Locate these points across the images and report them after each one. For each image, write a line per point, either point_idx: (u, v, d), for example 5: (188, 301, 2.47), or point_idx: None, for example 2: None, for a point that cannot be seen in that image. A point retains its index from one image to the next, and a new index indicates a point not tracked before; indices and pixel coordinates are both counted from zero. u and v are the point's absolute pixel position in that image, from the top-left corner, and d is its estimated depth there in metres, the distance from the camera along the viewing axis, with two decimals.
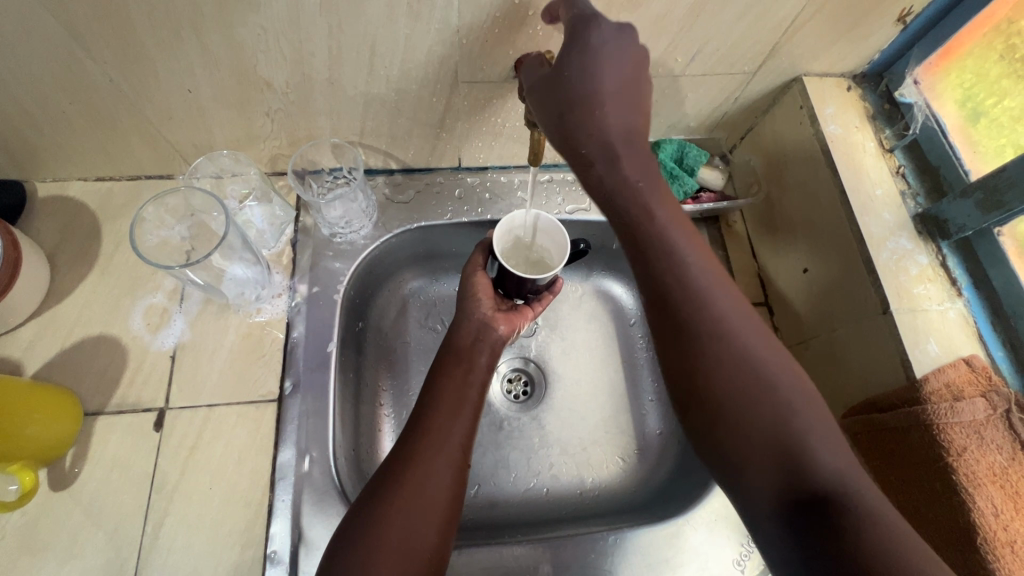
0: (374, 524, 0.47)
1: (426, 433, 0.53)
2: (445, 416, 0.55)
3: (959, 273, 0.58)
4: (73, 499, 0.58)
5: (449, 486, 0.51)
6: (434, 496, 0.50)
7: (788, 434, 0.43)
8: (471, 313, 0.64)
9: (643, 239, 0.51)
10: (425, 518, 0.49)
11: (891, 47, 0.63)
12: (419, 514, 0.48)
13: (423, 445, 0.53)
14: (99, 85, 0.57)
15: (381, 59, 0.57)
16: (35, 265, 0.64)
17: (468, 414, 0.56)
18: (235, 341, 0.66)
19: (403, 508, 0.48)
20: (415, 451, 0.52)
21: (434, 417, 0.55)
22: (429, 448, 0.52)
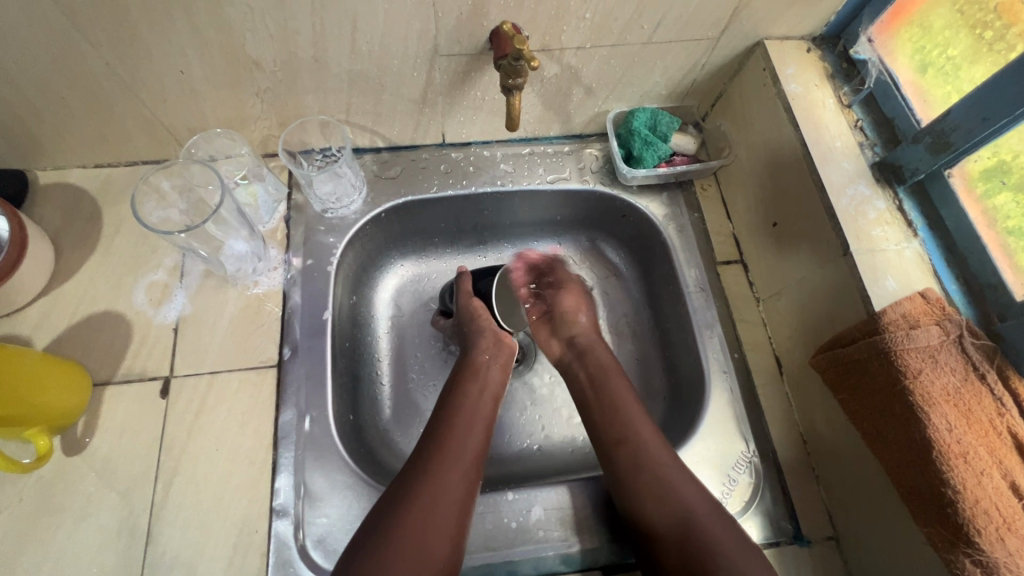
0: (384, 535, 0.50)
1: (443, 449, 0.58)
2: (459, 431, 0.60)
3: (914, 216, 0.61)
4: (86, 464, 0.61)
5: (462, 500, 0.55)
6: (446, 514, 0.53)
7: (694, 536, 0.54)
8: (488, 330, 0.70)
9: (618, 437, 0.62)
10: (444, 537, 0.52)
11: (845, 8, 0.67)
12: (437, 528, 0.52)
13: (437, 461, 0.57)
14: (96, 69, 0.60)
15: (362, 34, 0.60)
16: (40, 245, 0.67)
17: (478, 432, 0.61)
18: (234, 312, 0.69)
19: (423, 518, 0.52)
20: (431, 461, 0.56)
21: (449, 438, 0.59)
22: (441, 464, 0.56)
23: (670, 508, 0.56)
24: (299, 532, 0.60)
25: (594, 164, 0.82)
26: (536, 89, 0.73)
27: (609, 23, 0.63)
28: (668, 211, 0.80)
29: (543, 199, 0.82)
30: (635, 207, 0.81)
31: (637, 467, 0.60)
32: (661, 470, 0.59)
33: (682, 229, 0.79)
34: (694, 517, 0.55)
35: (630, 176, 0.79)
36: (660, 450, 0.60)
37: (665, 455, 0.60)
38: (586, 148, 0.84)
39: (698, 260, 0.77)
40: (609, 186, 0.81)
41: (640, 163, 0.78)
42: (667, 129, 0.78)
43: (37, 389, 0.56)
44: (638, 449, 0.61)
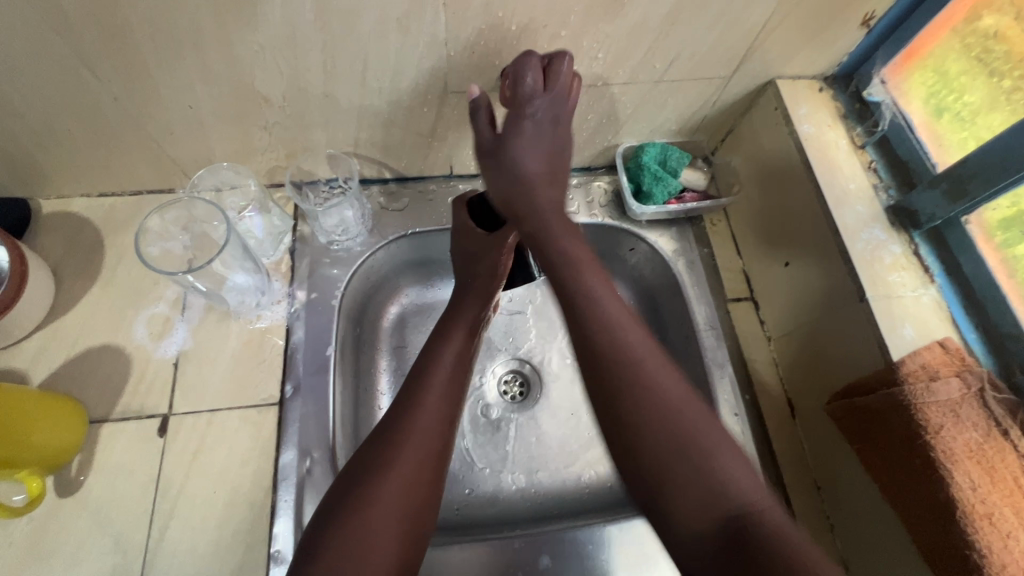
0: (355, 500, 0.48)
1: (410, 417, 0.54)
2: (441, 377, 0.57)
3: (930, 261, 0.61)
4: (80, 507, 0.59)
5: (426, 473, 0.51)
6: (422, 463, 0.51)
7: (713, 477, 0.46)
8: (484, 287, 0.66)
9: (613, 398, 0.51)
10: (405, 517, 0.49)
11: (858, 49, 0.67)
12: (396, 507, 0.48)
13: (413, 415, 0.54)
14: (103, 103, 0.59)
15: (373, 71, 0.60)
16: (41, 278, 0.66)
17: (447, 394, 0.57)
18: (236, 347, 0.68)
19: (387, 492, 0.49)
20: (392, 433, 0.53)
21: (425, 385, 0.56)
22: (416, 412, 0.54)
23: (681, 417, 0.49)
24: None
25: (603, 198, 0.81)
26: None
27: (622, 62, 0.63)
28: (678, 246, 0.79)
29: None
30: (644, 242, 0.80)
31: (625, 364, 0.52)
32: (673, 418, 0.49)
33: (692, 265, 0.78)
34: (707, 439, 0.48)
35: (639, 212, 0.78)
36: (673, 402, 0.50)
37: (675, 397, 0.50)
38: (594, 181, 0.83)
39: (708, 296, 0.76)
40: (618, 221, 0.80)
41: (650, 198, 0.77)
42: (676, 163, 0.77)
43: (29, 432, 0.54)
44: (641, 391, 0.50)
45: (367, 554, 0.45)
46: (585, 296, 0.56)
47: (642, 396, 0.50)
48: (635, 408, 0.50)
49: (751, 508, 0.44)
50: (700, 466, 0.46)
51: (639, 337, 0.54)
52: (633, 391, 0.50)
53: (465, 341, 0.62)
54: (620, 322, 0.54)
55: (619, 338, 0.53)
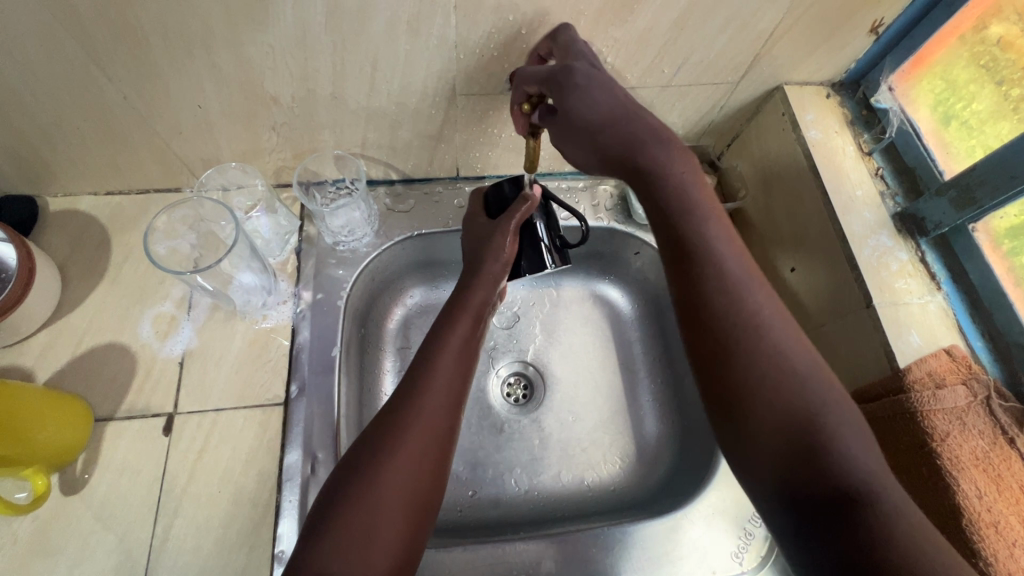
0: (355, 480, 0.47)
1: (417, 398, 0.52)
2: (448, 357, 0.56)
3: (937, 268, 0.61)
4: (84, 505, 0.59)
5: (430, 456, 0.50)
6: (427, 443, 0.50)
7: (821, 443, 0.41)
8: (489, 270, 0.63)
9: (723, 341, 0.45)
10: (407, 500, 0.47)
11: (866, 56, 0.67)
12: (400, 484, 0.47)
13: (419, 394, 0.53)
14: (113, 102, 0.59)
15: (382, 73, 0.60)
16: (48, 275, 0.66)
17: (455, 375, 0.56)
18: (242, 346, 0.68)
19: (395, 474, 0.47)
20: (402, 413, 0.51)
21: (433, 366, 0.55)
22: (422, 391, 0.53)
23: (777, 391, 0.43)
24: None
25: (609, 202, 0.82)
26: None
27: (630, 66, 0.63)
28: None
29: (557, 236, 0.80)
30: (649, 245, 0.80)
31: (732, 322, 0.46)
32: (788, 380, 0.43)
33: None
34: (819, 404, 0.42)
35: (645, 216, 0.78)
36: (793, 360, 0.44)
37: (795, 363, 0.44)
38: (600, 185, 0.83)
39: None
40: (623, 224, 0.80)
41: None
42: None
43: (34, 430, 0.54)
44: (761, 341, 0.45)
45: (371, 537, 0.44)
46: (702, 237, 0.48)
47: (763, 357, 0.44)
48: (750, 364, 0.44)
49: (860, 492, 0.39)
50: (816, 442, 0.41)
51: (750, 277, 0.47)
52: (752, 351, 0.44)
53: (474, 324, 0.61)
54: (729, 258, 0.48)
55: (732, 276, 0.47)
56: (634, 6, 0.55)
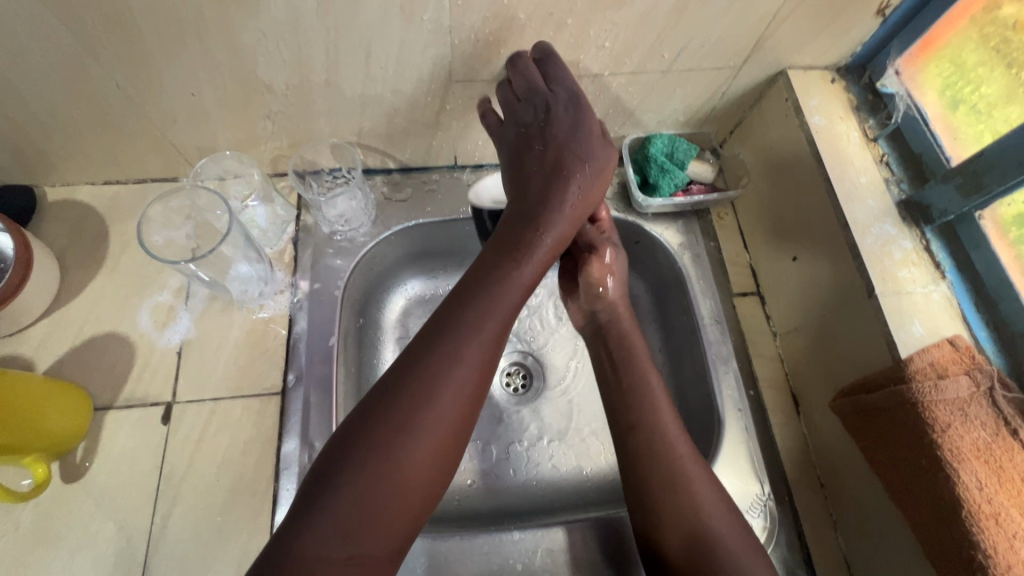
0: (383, 449, 0.45)
1: (444, 376, 0.48)
2: (470, 341, 0.50)
3: (942, 257, 0.59)
4: (85, 492, 0.60)
5: (449, 444, 0.48)
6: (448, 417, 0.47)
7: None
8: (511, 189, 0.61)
9: (646, 486, 0.57)
10: (430, 475, 0.46)
11: (872, 39, 0.65)
12: (420, 469, 0.46)
13: (444, 373, 0.48)
14: (107, 91, 0.59)
15: (376, 60, 0.59)
16: (45, 264, 0.66)
17: (478, 370, 0.50)
18: (240, 336, 0.68)
19: (419, 450, 0.46)
20: (428, 395, 0.47)
21: (455, 348, 0.49)
22: (445, 363, 0.48)
23: (705, 501, 0.55)
24: None
25: (609, 190, 0.81)
26: None
27: (629, 51, 0.62)
28: (684, 239, 0.78)
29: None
30: (650, 234, 0.79)
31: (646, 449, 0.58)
32: (702, 521, 0.54)
33: (698, 259, 0.77)
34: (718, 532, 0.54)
35: (645, 205, 0.76)
36: (692, 481, 0.56)
37: (699, 489, 0.55)
38: None
39: (714, 290, 0.75)
40: (624, 214, 0.79)
41: (656, 191, 0.76)
42: (684, 156, 0.76)
43: (33, 420, 0.55)
44: (672, 469, 0.56)
45: (379, 518, 0.43)
46: (652, 415, 0.60)
47: (703, 527, 0.54)
48: (673, 488, 0.55)
49: None
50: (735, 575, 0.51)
51: (689, 462, 0.57)
52: (657, 457, 0.57)
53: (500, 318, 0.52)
54: (642, 380, 0.63)
55: (663, 437, 0.58)
56: None
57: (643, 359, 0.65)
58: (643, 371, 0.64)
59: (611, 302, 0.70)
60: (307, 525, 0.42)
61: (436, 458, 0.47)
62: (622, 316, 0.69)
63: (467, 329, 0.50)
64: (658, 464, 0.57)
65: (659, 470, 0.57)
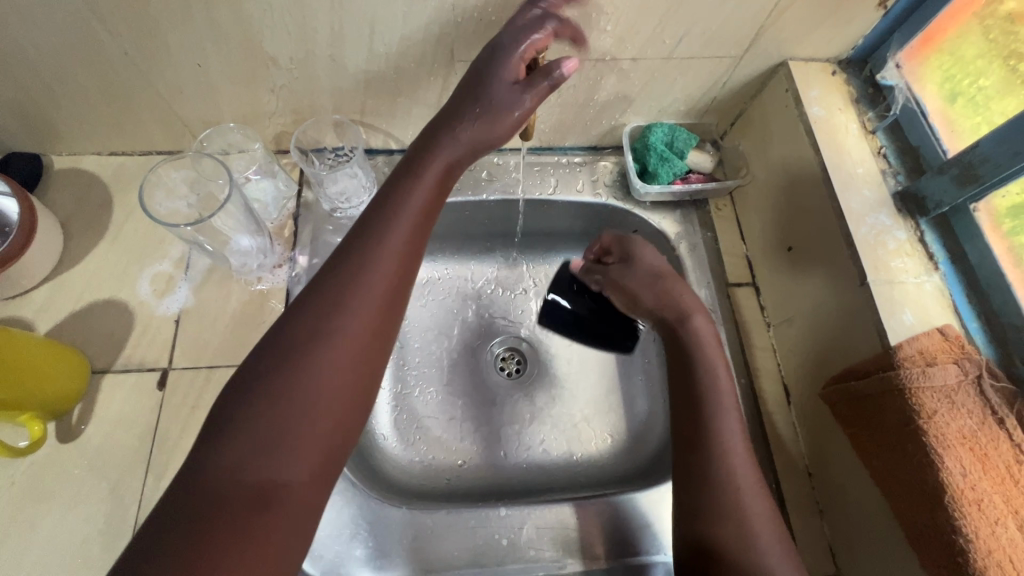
0: (284, 378, 0.42)
1: (344, 303, 0.46)
2: (367, 264, 0.47)
3: (936, 249, 0.60)
4: (79, 452, 0.61)
5: (362, 374, 0.45)
6: (355, 342, 0.45)
7: None
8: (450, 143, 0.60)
9: (700, 504, 0.54)
10: (343, 403, 0.43)
11: (873, 32, 0.66)
12: (328, 396, 0.43)
13: (342, 302, 0.46)
14: (115, 59, 0.60)
15: (380, 36, 0.60)
16: (49, 230, 0.67)
17: (382, 295, 0.47)
18: (237, 307, 0.69)
19: (324, 377, 0.43)
20: (328, 314, 0.45)
21: (354, 271, 0.47)
22: (345, 288, 0.46)
23: (760, 527, 0.52)
24: None
25: (608, 177, 0.81)
26: (553, 99, 0.72)
27: (631, 36, 0.63)
28: (681, 228, 0.79)
29: (514, 214, 0.82)
30: (647, 222, 0.80)
31: (708, 466, 0.55)
32: (752, 549, 0.51)
33: (694, 249, 0.77)
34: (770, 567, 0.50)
35: (643, 193, 0.78)
36: (749, 505, 0.53)
37: (756, 514, 0.53)
38: (600, 161, 0.83)
39: (709, 280, 0.76)
40: (622, 201, 0.80)
41: (654, 179, 0.77)
42: (683, 145, 0.76)
43: (30, 378, 0.56)
44: (732, 492, 0.54)
45: (287, 445, 0.40)
46: (718, 432, 0.57)
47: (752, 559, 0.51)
48: (725, 512, 0.53)
49: None
50: None
51: (746, 473, 0.55)
52: (719, 476, 0.55)
53: (409, 240, 0.50)
54: (722, 394, 0.59)
55: (723, 455, 0.56)
56: None
57: (725, 378, 0.61)
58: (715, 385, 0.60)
59: (682, 316, 0.65)
60: (201, 463, 0.39)
61: (348, 374, 0.44)
62: (702, 333, 0.64)
63: (370, 253, 0.48)
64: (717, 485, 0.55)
65: (717, 489, 0.54)
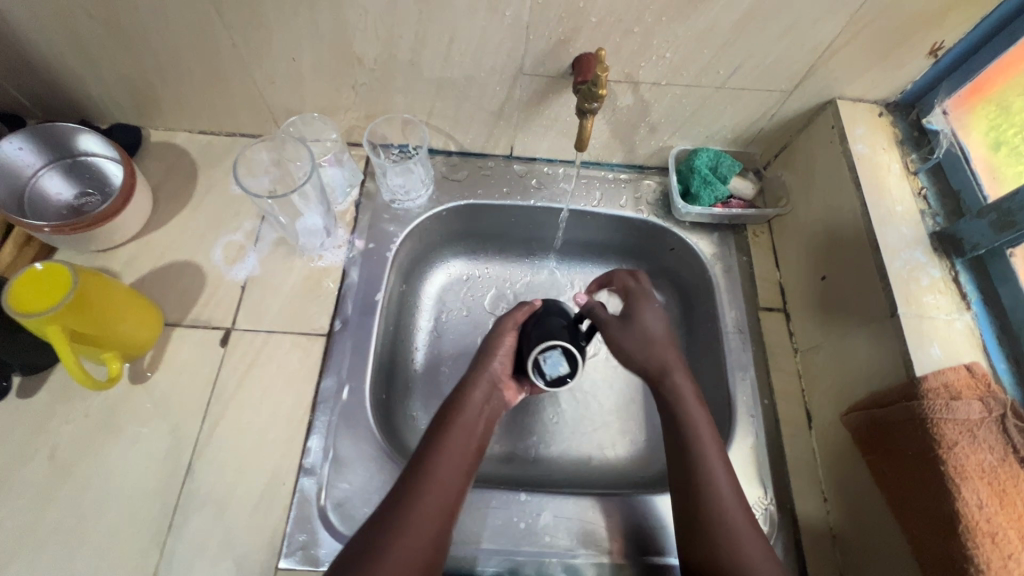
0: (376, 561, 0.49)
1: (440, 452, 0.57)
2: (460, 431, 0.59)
3: (969, 289, 0.61)
4: (146, 394, 0.67)
5: (442, 518, 0.54)
6: (447, 484, 0.55)
7: None
8: (485, 374, 0.65)
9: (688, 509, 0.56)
10: (429, 545, 0.52)
11: (923, 78, 0.69)
12: (416, 552, 0.51)
13: (431, 470, 0.55)
14: (222, 48, 0.68)
15: (458, 46, 0.66)
16: (142, 193, 0.75)
17: (464, 457, 0.58)
18: (298, 280, 0.75)
19: (405, 541, 0.51)
20: (423, 476, 0.55)
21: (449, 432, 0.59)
22: (431, 466, 0.56)
23: (739, 523, 0.54)
24: (321, 494, 0.63)
25: (651, 197, 0.85)
26: (607, 117, 0.76)
27: (688, 64, 0.67)
28: (717, 250, 0.82)
29: (557, 222, 0.86)
30: (685, 242, 0.83)
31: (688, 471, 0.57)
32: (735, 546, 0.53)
33: (728, 271, 0.80)
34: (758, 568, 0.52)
35: (684, 212, 0.81)
36: (728, 508, 0.55)
37: (736, 516, 0.54)
38: (644, 180, 0.87)
39: (741, 302, 0.78)
40: (662, 219, 0.83)
41: (696, 201, 0.80)
42: (727, 171, 0.80)
43: (117, 321, 0.62)
44: (710, 494, 0.55)
45: None
46: (690, 429, 0.58)
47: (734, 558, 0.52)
48: (708, 516, 0.54)
49: None
50: None
51: (726, 483, 0.56)
52: (698, 476, 0.56)
53: (490, 386, 0.65)
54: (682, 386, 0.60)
55: (698, 453, 0.57)
56: (698, 4, 0.59)
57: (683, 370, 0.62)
58: (695, 425, 0.58)
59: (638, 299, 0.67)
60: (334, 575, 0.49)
61: (431, 537, 0.52)
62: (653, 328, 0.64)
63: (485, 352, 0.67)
64: (711, 527, 0.54)
65: (701, 494, 0.55)
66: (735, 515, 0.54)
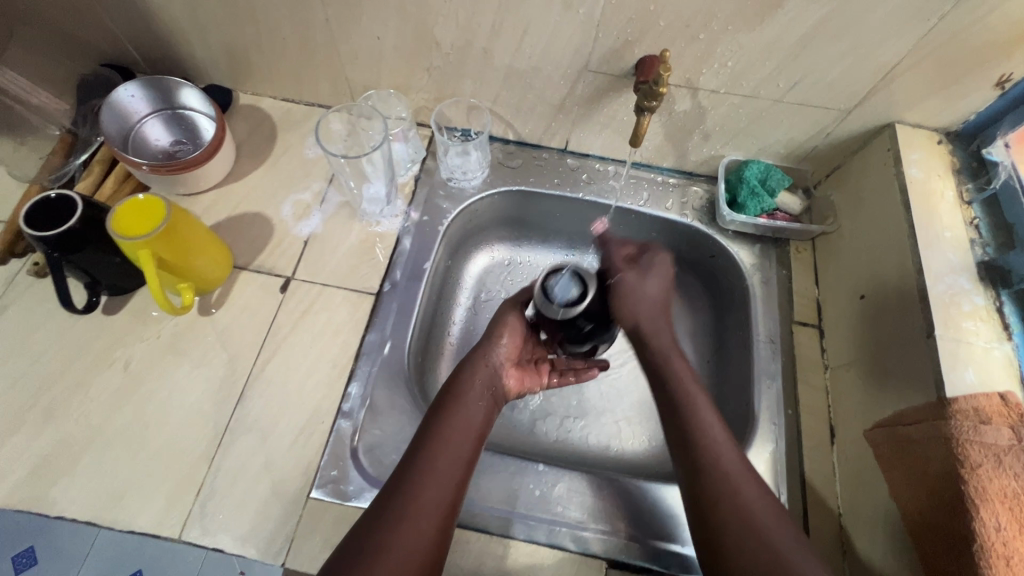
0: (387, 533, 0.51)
1: (443, 430, 0.59)
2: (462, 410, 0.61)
3: (1013, 320, 0.61)
4: (211, 325, 0.74)
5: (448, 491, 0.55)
6: (451, 462, 0.57)
7: None
8: (487, 358, 0.67)
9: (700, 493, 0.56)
10: (440, 515, 0.54)
11: (987, 109, 0.69)
12: (428, 521, 0.53)
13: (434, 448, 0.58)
14: (317, 22, 0.74)
15: (530, 38, 0.71)
16: (228, 148, 0.83)
17: (468, 437, 0.60)
18: (355, 241, 0.81)
19: (415, 510, 0.53)
20: (428, 451, 0.57)
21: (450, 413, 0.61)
22: (436, 444, 0.58)
23: (755, 501, 0.54)
24: (355, 435, 0.67)
25: (697, 203, 0.87)
26: (663, 120, 0.79)
27: (748, 75, 0.69)
28: (757, 261, 0.83)
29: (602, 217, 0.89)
30: (726, 249, 0.84)
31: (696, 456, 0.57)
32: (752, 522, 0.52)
33: (766, 282, 0.81)
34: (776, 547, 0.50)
35: (728, 220, 0.83)
36: (743, 487, 0.54)
37: (755, 499, 0.54)
38: (692, 186, 0.89)
39: (776, 313, 0.79)
40: (706, 225, 0.85)
41: (742, 209, 0.82)
42: (776, 184, 0.82)
43: (196, 255, 0.69)
44: (724, 478, 0.55)
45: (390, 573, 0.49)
46: (693, 414, 0.60)
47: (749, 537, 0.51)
48: (721, 492, 0.54)
49: None
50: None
51: (738, 468, 0.56)
52: (707, 459, 0.57)
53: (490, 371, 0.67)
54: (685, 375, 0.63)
55: (709, 437, 0.58)
56: (766, 16, 0.62)
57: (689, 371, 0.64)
58: (702, 427, 0.59)
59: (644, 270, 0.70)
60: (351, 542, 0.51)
61: (442, 511, 0.54)
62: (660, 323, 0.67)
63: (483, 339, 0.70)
64: (726, 510, 0.53)
65: (714, 477, 0.55)
66: (749, 493, 0.54)
